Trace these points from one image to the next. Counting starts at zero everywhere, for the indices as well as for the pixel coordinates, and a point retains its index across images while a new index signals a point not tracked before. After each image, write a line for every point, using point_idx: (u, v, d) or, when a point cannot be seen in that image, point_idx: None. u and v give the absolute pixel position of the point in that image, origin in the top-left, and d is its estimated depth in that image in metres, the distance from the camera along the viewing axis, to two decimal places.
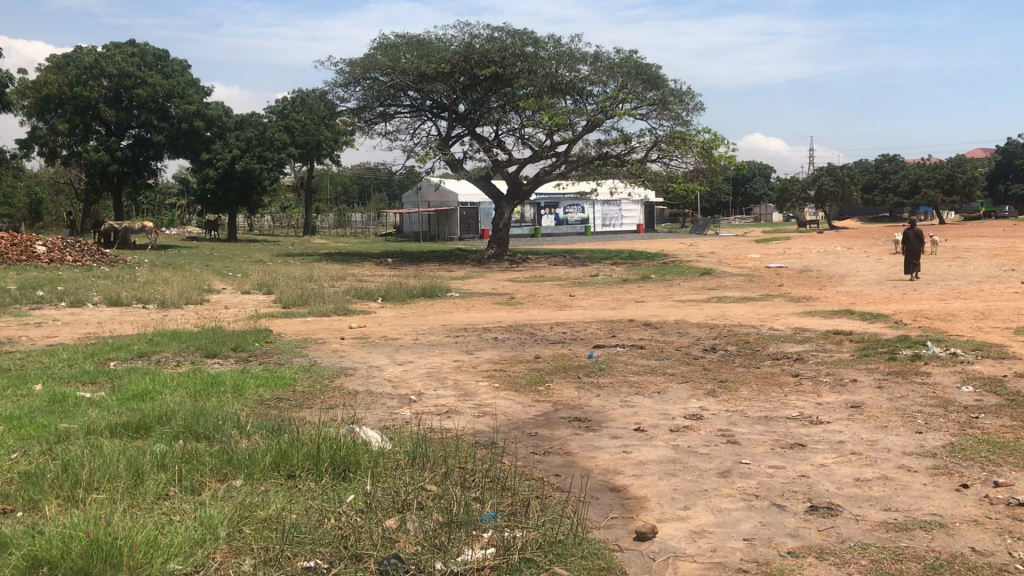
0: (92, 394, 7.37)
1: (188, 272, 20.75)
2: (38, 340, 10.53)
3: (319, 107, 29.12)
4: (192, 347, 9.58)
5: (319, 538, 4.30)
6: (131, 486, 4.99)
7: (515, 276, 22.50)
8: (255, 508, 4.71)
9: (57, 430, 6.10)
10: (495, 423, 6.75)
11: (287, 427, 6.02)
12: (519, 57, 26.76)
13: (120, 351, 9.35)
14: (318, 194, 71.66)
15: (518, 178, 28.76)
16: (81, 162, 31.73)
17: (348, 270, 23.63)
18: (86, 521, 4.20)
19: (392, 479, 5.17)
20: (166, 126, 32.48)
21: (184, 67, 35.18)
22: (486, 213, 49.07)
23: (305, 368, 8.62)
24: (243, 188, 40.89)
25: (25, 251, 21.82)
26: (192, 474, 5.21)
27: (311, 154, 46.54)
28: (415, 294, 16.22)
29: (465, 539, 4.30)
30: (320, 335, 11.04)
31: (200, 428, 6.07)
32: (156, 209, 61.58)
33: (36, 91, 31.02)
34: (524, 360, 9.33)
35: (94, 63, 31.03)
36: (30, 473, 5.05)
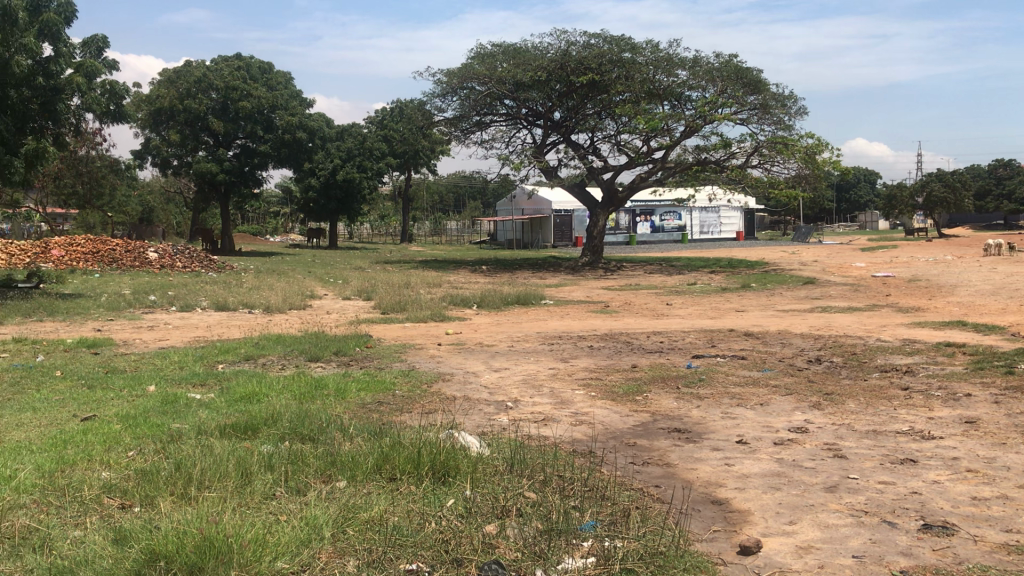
0: (202, 395, 7.64)
1: (292, 278, 21.40)
2: (151, 343, 10.97)
3: (417, 117, 29.69)
4: (296, 350, 9.84)
5: (421, 541, 4.38)
6: (239, 484, 5.16)
7: (610, 284, 22.37)
8: (358, 509, 4.80)
9: (169, 430, 6.36)
10: (593, 431, 6.70)
11: (388, 430, 6.11)
12: (617, 63, 26.57)
13: (228, 354, 9.64)
14: (415, 202, 73.02)
15: (614, 185, 28.55)
16: (191, 171, 33.12)
17: (444, 277, 23.93)
18: (199, 518, 4.36)
19: (492, 485, 5.21)
20: (272, 137, 33.44)
21: (288, 80, 36.36)
22: (581, 221, 49.24)
23: (404, 373, 8.76)
24: (344, 197, 41.90)
25: (139, 257, 22.88)
26: (298, 474, 5.35)
27: (409, 163, 47.15)
28: (510, 301, 16.27)
29: (565, 547, 4.30)
30: (417, 341, 11.20)
31: (306, 430, 6.21)
32: (260, 217, 63.86)
33: (150, 104, 32.63)
34: (622, 369, 9.26)
35: (203, 77, 32.25)
36: (146, 471, 5.29)
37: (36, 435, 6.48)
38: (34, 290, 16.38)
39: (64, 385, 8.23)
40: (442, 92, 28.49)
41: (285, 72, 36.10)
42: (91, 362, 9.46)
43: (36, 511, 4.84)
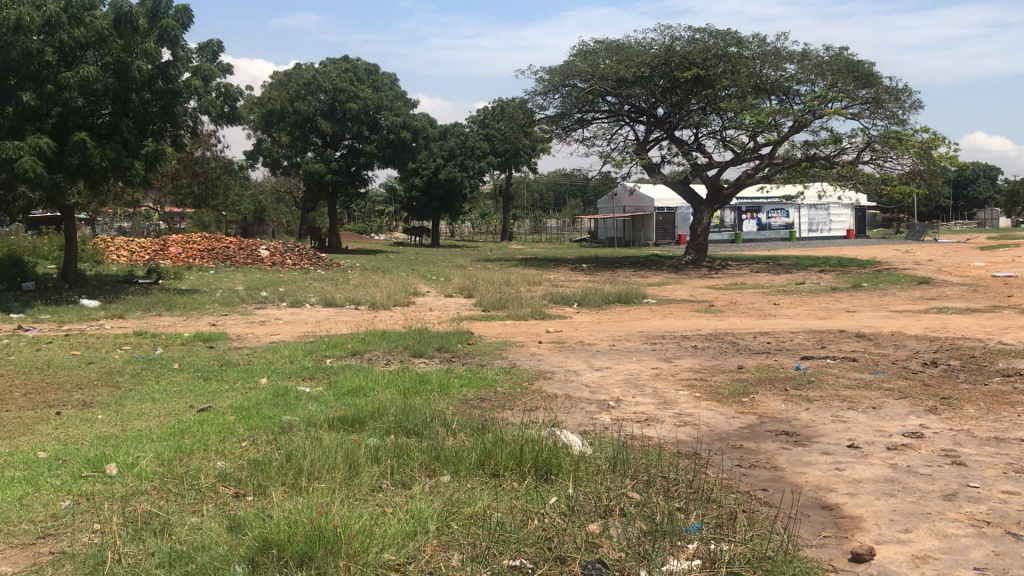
0: (311, 388, 7.85)
1: (396, 275, 21.79)
2: (262, 337, 11.33)
3: (519, 115, 29.87)
4: (401, 346, 10.01)
5: (524, 538, 4.39)
6: (347, 476, 5.28)
7: (714, 283, 21.98)
8: (462, 504, 4.85)
9: (280, 422, 6.56)
10: (698, 432, 6.60)
11: (491, 426, 6.15)
12: (722, 58, 26.01)
13: (335, 349, 9.88)
14: (516, 201, 73.41)
15: (718, 182, 28.06)
16: (300, 171, 34.08)
17: (545, 275, 23.98)
18: (308, 508, 4.48)
19: (594, 484, 5.19)
20: (377, 137, 33.93)
21: (393, 81, 37.02)
22: (684, 218, 48.71)
23: (506, 370, 8.81)
24: (446, 196, 42.42)
25: (251, 254, 23.65)
26: (403, 468, 5.44)
27: (511, 162, 47.40)
28: (611, 300, 16.16)
29: (669, 549, 4.25)
30: (519, 338, 11.24)
31: (411, 424, 6.30)
32: (365, 215, 65.25)
33: (262, 106, 33.76)
34: (727, 370, 9.09)
35: (312, 80, 33.16)
36: (259, 460, 5.47)
37: (155, 424, 6.79)
38: (154, 286, 17.13)
39: (181, 377, 8.58)
40: (543, 90, 28.56)
41: (390, 74, 36.78)
42: (207, 355, 9.83)
43: (157, 497, 5.06)
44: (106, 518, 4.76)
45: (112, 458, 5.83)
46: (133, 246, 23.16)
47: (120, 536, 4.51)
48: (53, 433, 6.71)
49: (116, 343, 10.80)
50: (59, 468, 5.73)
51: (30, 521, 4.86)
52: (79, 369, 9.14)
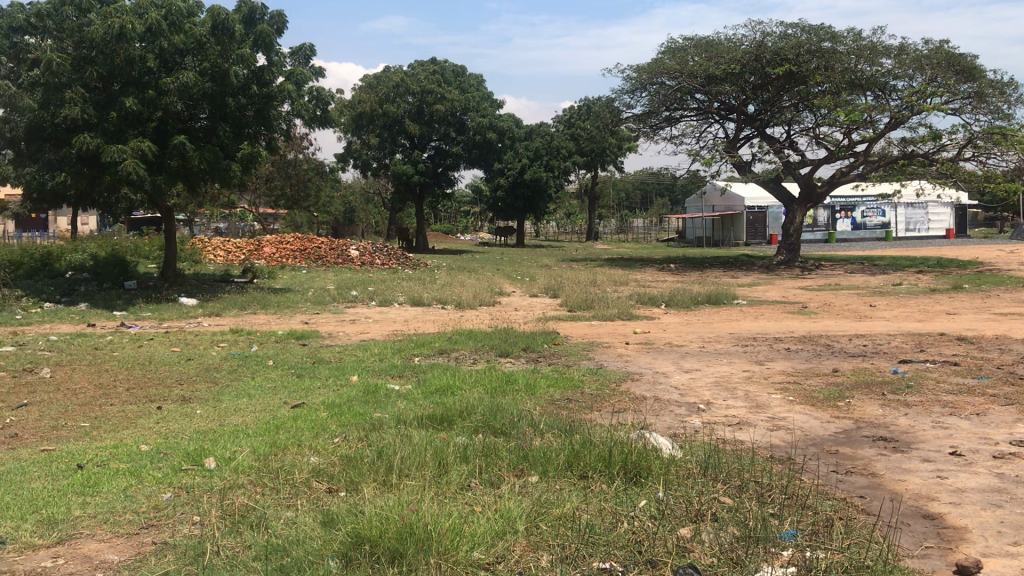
0: (400, 386, 7.95)
1: (483, 275, 21.94)
2: (352, 335, 11.52)
3: (606, 114, 29.78)
4: (487, 345, 10.06)
5: (614, 540, 4.35)
6: (437, 474, 5.32)
7: (807, 284, 21.46)
8: (552, 505, 4.83)
9: (371, 419, 6.67)
10: (792, 437, 6.43)
11: (580, 428, 6.11)
12: (815, 53, 25.44)
13: (423, 348, 9.98)
14: (602, 200, 73.15)
15: (811, 180, 27.43)
16: (389, 173, 34.65)
17: (631, 275, 23.80)
18: (399, 505, 4.52)
19: (684, 488, 5.11)
20: (464, 138, 34.27)
21: (480, 82, 37.28)
22: (775, 217, 47.75)
23: (593, 371, 8.76)
24: (532, 195, 42.52)
25: (341, 254, 24.08)
26: (491, 467, 5.45)
27: (597, 161, 47.21)
28: (700, 301, 15.92)
29: (762, 555, 4.16)
30: (606, 339, 11.16)
31: (498, 423, 6.32)
32: (452, 216, 65.91)
33: (353, 109, 34.55)
34: (821, 373, 8.85)
35: (401, 82, 33.64)
36: (351, 457, 5.56)
37: (251, 420, 6.97)
38: (249, 285, 17.61)
39: (275, 374, 8.79)
40: (631, 89, 28.43)
41: (477, 75, 37.02)
42: (300, 353, 10.05)
43: (253, 491, 5.20)
44: (205, 511, 4.91)
45: (211, 453, 6.02)
46: (229, 246, 23.87)
47: (218, 528, 4.64)
48: (155, 427, 6.96)
49: (213, 340, 11.12)
50: (161, 461, 5.93)
51: (134, 511, 5.05)
52: (179, 365, 9.45)
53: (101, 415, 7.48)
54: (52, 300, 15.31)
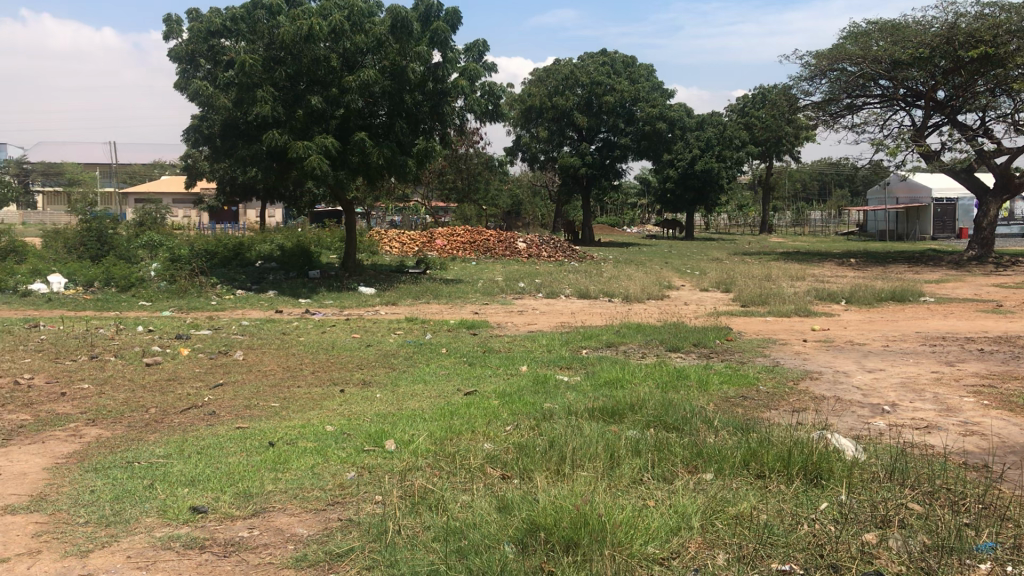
0: (570, 378, 8.00)
1: (651, 268, 21.72)
2: (521, 326, 11.69)
3: (782, 103, 28.93)
4: (657, 339, 9.96)
5: (793, 542, 4.22)
6: (609, 467, 5.31)
7: (1002, 281, 19.99)
8: (727, 503, 4.73)
9: (542, 409, 6.75)
10: (987, 444, 6.02)
11: (755, 426, 5.95)
12: (1015, 34, 23.66)
13: (592, 340, 9.99)
14: (775, 192, 70.94)
15: (1008, 169, 25.58)
16: (557, 165, 35.00)
17: (806, 270, 22.95)
18: (573, 495, 4.54)
19: (869, 492, 4.87)
20: (633, 130, 33.86)
21: (651, 73, 36.91)
22: (966, 210, 44.70)
23: (768, 368, 8.51)
24: (702, 187, 41.77)
25: (509, 246, 24.44)
26: (664, 462, 5.40)
27: (771, 152, 45.80)
28: (883, 298, 15.15)
29: (957, 567, 3.91)
30: (780, 336, 10.82)
31: (670, 418, 6.23)
32: (619, 208, 65.69)
33: (522, 103, 35.17)
34: (1020, 377, 8.24)
35: (571, 74, 33.80)
36: (523, 445, 5.64)
37: (427, 405, 7.20)
38: (423, 275, 18.19)
39: (449, 362, 9.03)
40: (809, 76, 27.44)
41: (647, 65, 36.61)
42: (471, 342, 10.28)
43: (431, 474, 5.36)
44: (386, 491, 5.11)
45: (390, 435, 6.26)
46: (403, 238, 24.75)
47: (399, 509, 4.81)
48: (338, 409, 7.30)
49: (389, 327, 11.56)
50: (344, 441, 6.23)
51: (321, 488, 5.31)
52: (359, 350, 9.87)
53: (289, 396, 7.92)
54: (243, 287, 16.33)
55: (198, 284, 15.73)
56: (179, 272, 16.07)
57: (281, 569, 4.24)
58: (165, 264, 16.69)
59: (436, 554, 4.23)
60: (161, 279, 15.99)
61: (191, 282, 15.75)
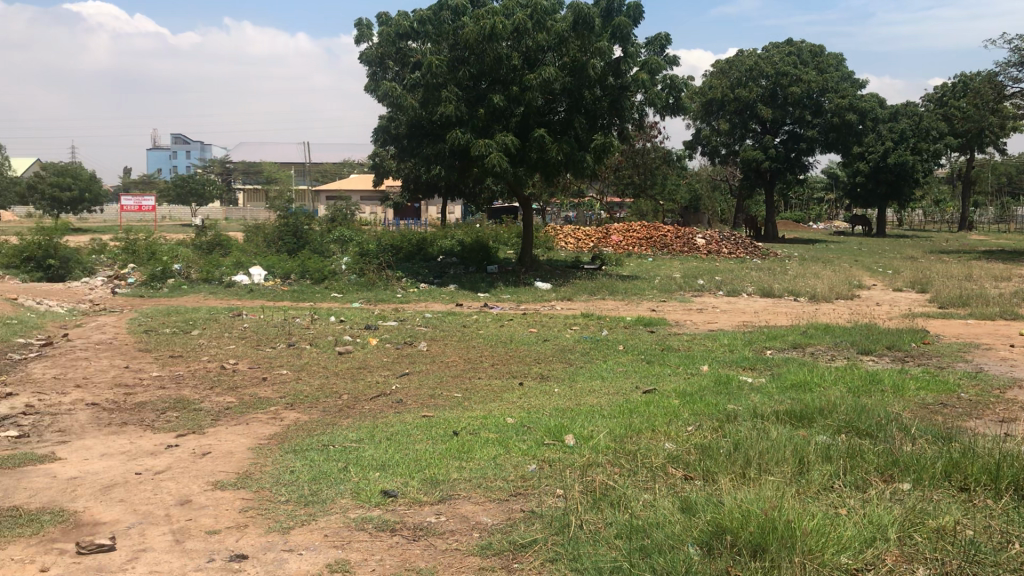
0: (754, 379, 7.79)
1: (839, 266, 20.78)
2: (701, 324, 11.48)
3: (987, 91, 27.02)
4: (847, 341, 9.54)
5: (1004, 562, 3.92)
6: (797, 472, 5.12)
7: None
8: (927, 515, 4.46)
9: (725, 410, 6.61)
10: None
11: (958, 436, 5.58)
12: None
13: (776, 341, 9.68)
14: (977, 187, 66.30)
15: None
16: (738, 159, 34.29)
17: (1013, 270, 21.31)
18: (760, 499, 4.42)
19: None
20: (820, 121, 32.31)
21: (840, 62, 35.32)
22: None
23: (972, 375, 7.95)
24: (895, 181, 39.59)
25: (688, 242, 24.04)
26: (856, 469, 5.16)
27: (973, 144, 42.82)
28: None
29: None
30: (984, 340, 10.09)
31: (863, 424, 5.94)
32: (804, 203, 63.37)
33: (703, 96, 34.67)
34: None
35: (754, 65, 32.91)
36: (706, 446, 5.54)
37: (606, 401, 7.21)
38: (599, 271, 18.19)
39: (627, 359, 8.99)
40: (1019, 61, 25.50)
41: (837, 54, 34.97)
42: (649, 339, 10.19)
43: (612, 471, 5.35)
44: (568, 485, 5.13)
45: (570, 430, 6.31)
46: (580, 234, 24.86)
47: (581, 503, 4.83)
48: (518, 401, 7.43)
49: (567, 323, 11.65)
50: (525, 434, 6.32)
51: (504, 479, 5.41)
52: (538, 345, 9.98)
53: (470, 387, 8.12)
54: (426, 281, 16.89)
55: (385, 277, 16.40)
56: (367, 266, 16.81)
57: (467, 556, 4.35)
58: (354, 258, 17.50)
59: (618, 550, 4.22)
60: (350, 273, 16.78)
61: (377, 276, 16.44)
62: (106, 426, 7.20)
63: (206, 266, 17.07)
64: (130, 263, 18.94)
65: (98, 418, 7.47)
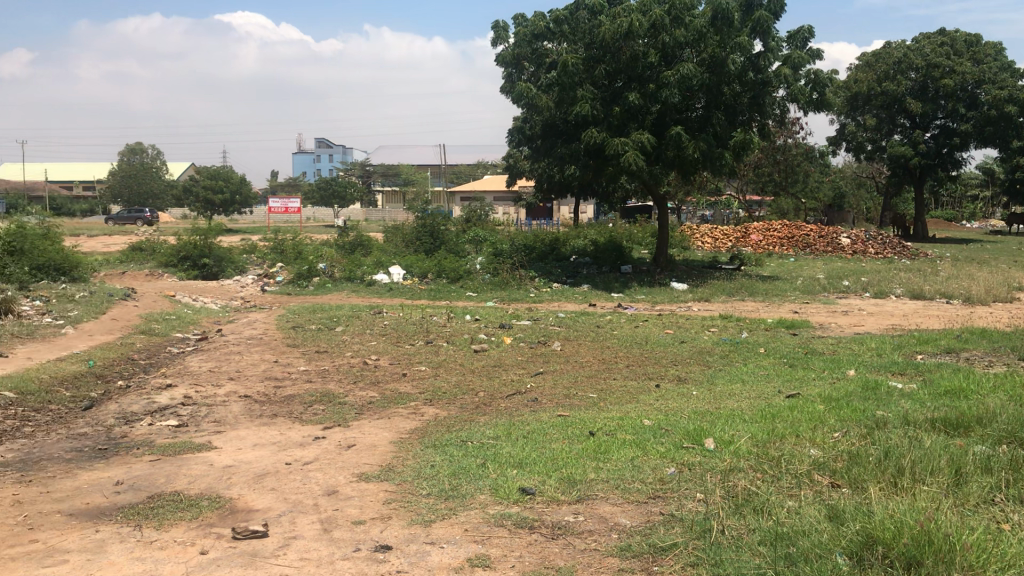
0: (904, 385, 7.44)
1: (997, 267, 19.61)
2: (846, 327, 11.08)
3: None
4: (1006, 346, 8.98)
5: None
6: (953, 483, 4.86)
7: None
8: None
9: (873, 416, 6.35)
10: None
11: None
12: None
13: (927, 345, 9.22)
14: None
15: None
16: (885, 155, 32.88)
17: None
18: (916, 511, 4.21)
19: None
20: (975, 114, 30.53)
21: (999, 51, 33.32)
22: None
23: None
24: None
25: (831, 242, 23.20)
26: (1020, 483, 4.85)
27: None
28: None
29: None
30: None
31: None
32: (957, 200, 60.20)
33: (848, 90, 33.33)
34: None
35: (903, 57, 31.55)
36: (854, 454, 5.33)
37: (747, 406, 7.03)
38: (737, 272, 17.78)
39: (767, 362, 8.76)
40: None
41: (995, 43, 32.98)
42: (791, 342, 9.89)
43: (754, 476, 5.22)
44: (709, 490, 5.04)
45: (710, 434, 6.19)
46: (717, 233, 24.42)
47: (723, 509, 4.73)
48: (655, 404, 7.34)
49: (705, 324, 11.43)
50: (663, 437, 6.24)
51: (642, 481, 5.36)
52: (674, 346, 9.85)
53: (606, 387, 8.09)
54: (559, 281, 16.94)
55: (519, 277, 16.54)
56: (501, 266, 17.00)
57: (607, 556, 4.33)
58: (489, 258, 17.73)
59: (763, 558, 4.11)
60: (485, 272, 17.01)
61: (512, 275, 16.60)
62: (258, 417, 7.55)
63: (348, 265, 17.66)
64: (278, 263, 19.80)
65: (250, 409, 7.84)
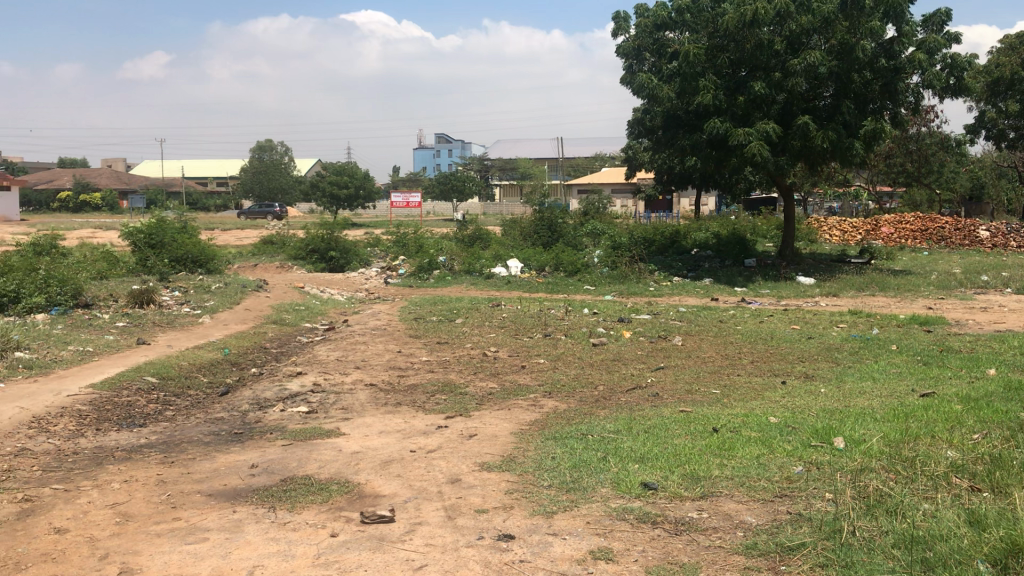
0: None
1: None
2: (986, 324, 10.54)
3: None
4: None
5: None
6: None
7: None
8: None
9: (1017, 417, 6.03)
10: None
11: None
12: None
13: None
14: None
15: None
16: None
17: None
18: None
19: None
20: None
21: None
22: None
23: None
24: None
25: (970, 234, 22.12)
26: None
27: None
28: None
29: None
30: None
31: None
32: None
33: (989, 74, 31.62)
34: None
35: None
36: (997, 457, 5.07)
37: (879, 405, 6.78)
38: (868, 266, 17.14)
39: (900, 359, 8.43)
40: None
41: None
42: (925, 339, 9.48)
43: (887, 477, 5.04)
44: (839, 490, 4.89)
45: (839, 433, 6.01)
46: (845, 226, 23.69)
47: (854, 509, 4.57)
48: (781, 401, 7.18)
49: (833, 320, 11.08)
50: (789, 435, 6.10)
51: (768, 479, 5.25)
52: (799, 342, 9.59)
53: (729, 383, 7.95)
54: (680, 275, 16.74)
55: (637, 270, 16.42)
56: (619, 259, 16.92)
57: (732, 554, 4.26)
58: (607, 251, 17.66)
59: (897, 561, 3.96)
60: (604, 265, 16.96)
61: (630, 268, 16.50)
62: (384, 406, 7.75)
63: (468, 258, 17.90)
64: (400, 255, 20.24)
65: (375, 398, 8.06)
